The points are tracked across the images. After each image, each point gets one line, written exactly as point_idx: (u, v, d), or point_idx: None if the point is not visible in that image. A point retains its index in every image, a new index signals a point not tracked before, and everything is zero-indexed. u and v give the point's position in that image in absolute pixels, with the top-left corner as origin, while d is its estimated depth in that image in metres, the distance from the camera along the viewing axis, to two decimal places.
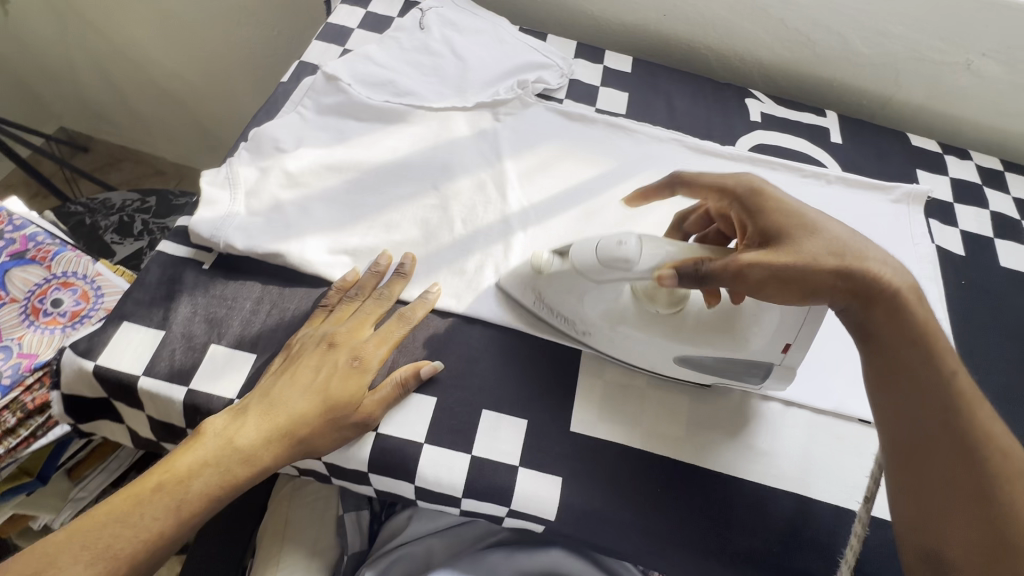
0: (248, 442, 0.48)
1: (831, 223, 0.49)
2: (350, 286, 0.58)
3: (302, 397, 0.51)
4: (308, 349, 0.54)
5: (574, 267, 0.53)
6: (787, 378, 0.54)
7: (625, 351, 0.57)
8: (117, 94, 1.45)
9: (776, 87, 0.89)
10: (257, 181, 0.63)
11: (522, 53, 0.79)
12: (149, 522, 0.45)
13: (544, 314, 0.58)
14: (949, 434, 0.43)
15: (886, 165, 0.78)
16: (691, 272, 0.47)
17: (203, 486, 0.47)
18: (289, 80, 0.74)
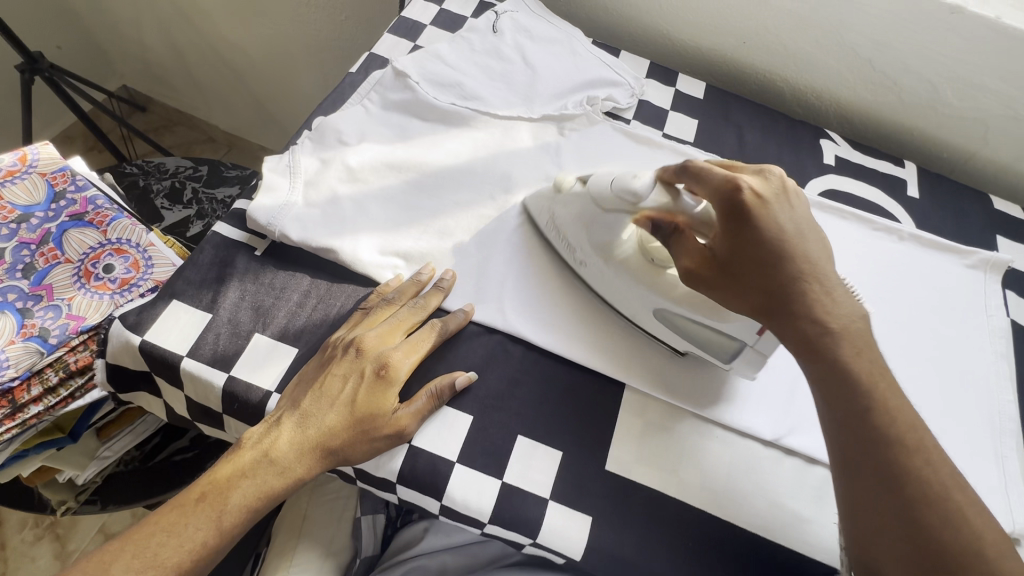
0: (284, 456, 0.49)
1: (794, 256, 0.47)
2: (390, 291, 0.57)
3: (329, 408, 0.50)
4: (338, 354, 0.52)
5: (591, 194, 0.57)
6: (757, 364, 0.53)
7: (609, 289, 0.59)
8: (181, 61, 1.48)
9: (853, 130, 0.85)
10: (317, 171, 0.62)
11: (593, 67, 0.77)
12: (193, 532, 0.46)
13: (553, 239, 0.62)
14: (884, 466, 0.42)
15: (964, 226, 0.74)
16: (663, 225, 0.53)
17: (240, 500, 0.48)
18: (357, 71, 0.73)
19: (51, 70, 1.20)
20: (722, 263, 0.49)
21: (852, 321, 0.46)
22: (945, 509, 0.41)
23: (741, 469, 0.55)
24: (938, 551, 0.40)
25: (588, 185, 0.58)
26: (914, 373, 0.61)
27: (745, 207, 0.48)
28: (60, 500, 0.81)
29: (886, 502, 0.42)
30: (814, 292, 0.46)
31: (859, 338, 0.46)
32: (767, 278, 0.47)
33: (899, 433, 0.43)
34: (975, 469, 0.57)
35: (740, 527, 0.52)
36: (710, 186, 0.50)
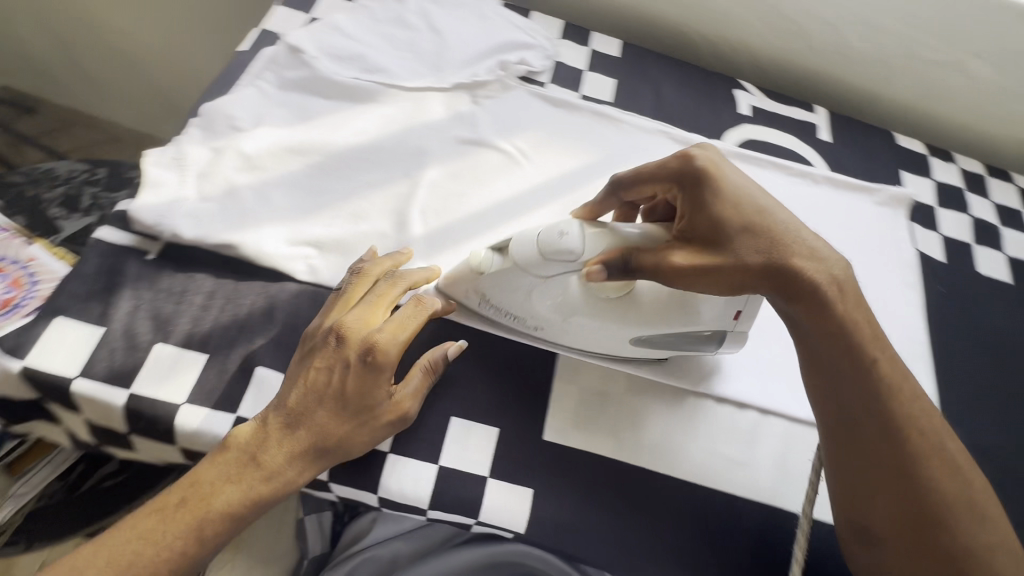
0: (271, 459, 0.46)
1: (769, 213, 0.49)
2: (366, 271, 0.53)
3: (319, 404, 0.47)
4: (320, 344, 0.48)
5: (517, 262, 0.49)
6: (740, 341, 0.55)
7: (584, 339, 0.54)
8: (67, 55, 1.34)
9: (768, 79, 0.86)
10: (210, 162, 0.57)
11: (504, 31, 0.74)
12: (172, 539, 0.44)
13: (490, 314, 0.55)
14: (879, 428, 0.45)
15: (872, 165, 0.77)
16: (618, 263, 0.47)
17: (225, 503, 0.45)
18: (247, 49, 0.67)
19: None
20: (706, 239, 0.48)
21: (841, 269, 0.48)
22: (938, 462, 0.44)
23: (677, 422, 0.56)
24: (932, 502, 0.43)
25: (510, 253, 0.49)
26: None
27: (707, 178, 0.50)
28: None
29: (882, 455, 0.45)
30: (797, 247, 0.48)
31: (850, 288, 0.48)
32: (756, 240, 0.47)
33: (893, 387, 0.46)
34: None
35: (678, 479, 0.53)
36: (658, 176, 0.53)
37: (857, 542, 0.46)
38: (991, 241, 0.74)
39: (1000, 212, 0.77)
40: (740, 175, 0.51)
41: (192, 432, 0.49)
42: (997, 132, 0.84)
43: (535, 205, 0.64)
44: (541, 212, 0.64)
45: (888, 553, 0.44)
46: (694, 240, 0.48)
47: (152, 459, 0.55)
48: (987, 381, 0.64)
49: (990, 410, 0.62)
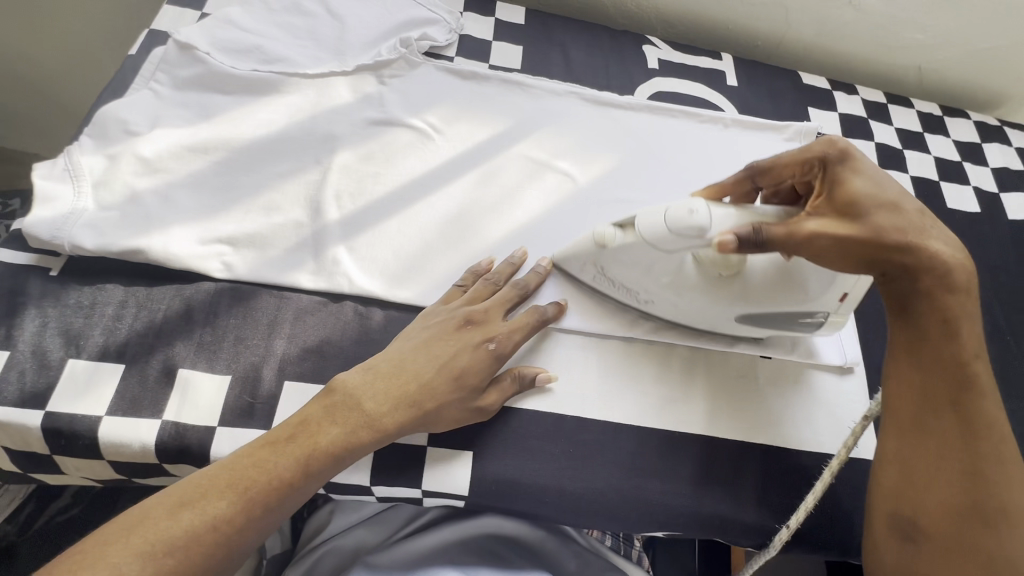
0: (377, 406, 0.47)
1: (910, 199, 0.45)
2: (486, 271, 0.57)
3: (431, 366, 0.49)
4: (449, 323, 0.51)
5: (644, 240, 0.49)
6: (837, 327, 0.53)
7: (684, 313, 0.55)
8: None
9: (674, 32, 0.87)
10: (106, 170, 0.55)
11: (405, 8, 0.73)
12: (284, 469, 0.43)
13: (602, 287, 0.57)
14: (963, 424, 0.44)
15: (779, 104, 0.79)
16: (752, 238, 0.44)
17: (331, 445, 0.45)
18: (136, 52, 0.65)
19: None
20: (848, 214, 0.44)
21: (960, 256, 0.45)
22: (1010, 474, 0.44)
23: (611, 368, 0.57)
24: (991, 506, 0.43)
25: (635, 231, 0.50)
26: None
27: (849, 157, 0.46)
28: None
29: (955, 452, 0.44)
30: (927, 229, 0.45)
31: (970, 280, 0.45)
32: (896, 216, 0.44)
33: (986, 391, 0.45)
34: None
35: (616, 423, 0.54)
36: (792, 159, 0.49)
37: (898, 538, 0.46)
38: (895, 163, 0.78)
39: (902, 135, 0.81)
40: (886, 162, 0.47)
41: (114, 442, 0.48)
42: (893, 61, 0.88)
43: (453, 176, 0.64)
44: (460, 182, 0.64)
45: (926, 550, 0.44)
46: (833, 214, 0.45)
47: (86, 479, 0.54)
48: None
49: None
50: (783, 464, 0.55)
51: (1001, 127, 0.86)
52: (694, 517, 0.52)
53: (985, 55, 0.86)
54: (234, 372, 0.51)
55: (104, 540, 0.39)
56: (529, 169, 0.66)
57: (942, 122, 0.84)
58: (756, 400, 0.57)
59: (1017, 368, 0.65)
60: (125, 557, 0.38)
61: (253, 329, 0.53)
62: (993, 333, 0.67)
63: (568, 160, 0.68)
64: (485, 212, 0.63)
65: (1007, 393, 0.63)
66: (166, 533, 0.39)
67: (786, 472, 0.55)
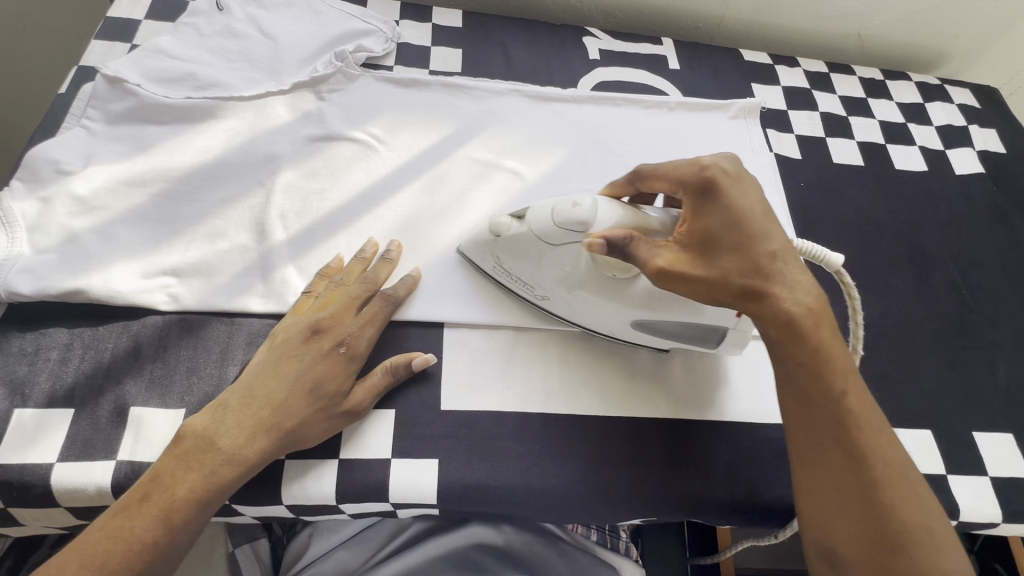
0: (232, 441, 0.46)
1: (772, 237, 0.46)
2: (335, 271, 0.56)
3: (282, 387, 0.48)
4: (292, 339, 0.50)
5: (533, 232, 0.51)
6: (740, 344, 0.53)
7: (585, 314, 0.55)
8: None
9: (615, 20, 0.88)
10: (40, 214, 0.54)
11: (339, 22, 0.73)
12: (140, 532, 0.42)
13: (502, 278, 0.57)
14: (845, 447, 0.43)
15: (722, 83, 0.80)
16: (619, 242, 0.46)
17: (190, 492, 0.44)
18: (65, 91, 0.64)
19: None
20: (700, 248, 0.46)
21: (815, 292, 0.46)
22: (904, 495, 0.42)
23: (571, 362, 0.57)
24: (899, 532, 0.41)
25: (527, 221, 0.51)
26: None
27: (714, 183, 0.47)
28: None
29: (847, 478, 0.43)
30: (778, 271, 0.45)
31: (823, 312, 0.45)
32: (741, 259, 0.45)
33: (856, 410, 0.44)
34: None
35: (580, 416, 0.54)
36: (672, 179, 0.49)
37: (825, 567, 0.43)
38: (841, 131, 0.79)
39: (846, 102, 0.82)
40: (755, 187, 0.48)
41: (68, 488, 0.46)
42: (832, 30, 0.89)
43: (397, 186, 0.64)
44: (404, 191, 0.63)
45: None
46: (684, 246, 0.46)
47: (47, 529, 0.53)
48: (855, 258, 0.68)
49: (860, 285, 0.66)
50: (751, 438, 0.55)
51: (942, 85, 0.87)
52: (668, 498, 0.52)
53: (921, 16, 0.88)
54: (189, 404, 0.50)
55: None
56: (477, 171, 0.66)
57: (884, 86, 0.85)
58: (718, 378, 0.58)
59: (973, 320, 0.66)
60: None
61: (207, 358, 0.53)
62: (949, 289, 0.68)
63: (515, 158, 0.68)
64: (435, 217, 0.62)
65: (966, 346, 0.64)
66: None
67: (755, 446, 0.55)
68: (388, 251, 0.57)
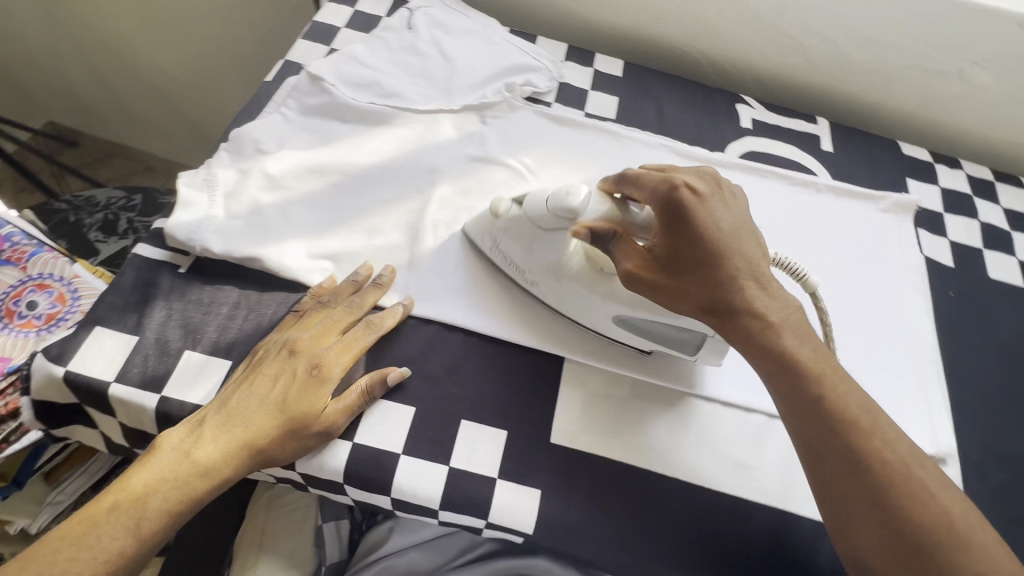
0: (207, 456, 0.47)
1: (733, 258, 0.48)
2: (326, 292, 0.57)
3: (259, 405, 0.49)
4: (271, 354, 0.52)
5: (528, 215, 0.56)
6: (721, 351, 0.54)
7: (567, 303, 0.58)
8: (103, 86, 1.42)
9: (768, 92, 0.88)
10: (237, 183, 0.62)
11: (512, 55, 0.78)
12: (105, 544, 0.43)
13: (499, 261, 0.61)
14: (840, 457, 0.43)
15: (877, 173, 0.78)
16: (602, 232, 0.51)
17: (160, 504, 0.45)
18: (272, 80, 0.73)
19: None
20: (669, 261, 0.49)
21: (789, 312, 0.48)
22: (909, 494, 0.41)
23: (684, 425, 0.57)
24: (911, 534, 0.40)
25: (525, 206, 0.57)
26: (840, 317, 0.64)
27: (682, 201, 0.48)
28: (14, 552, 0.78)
29: (851, 488, 0.43)
30: (750, 293, 0.47)
31: (790, 324, 0.47)
32: (706, 278, 0.47)
33: (851, 415, 0.44)
34: (900, 398, 0.59)
35: (683, 481, 0.54)
36: (647, 189, 0.50)
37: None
38: (1002, 245, 0.74)
39: (1010, 216, 0.77)
40: (726, 205, 0.50)
41: None
42: (1004, 137, 0.84)
43: None
44: None
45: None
46: (658, 260, 0.49)
47: None
48: (1001, 384, 0.63)
49: (1003, 414, 0.61)
50: None
51: None
52: None
53: None
54: None
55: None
56: None
57: None
58: None
59: None
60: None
61: None
62: None
63: None
64: None
65: None
66: None
67: None
68: (380, 277, 0.58)
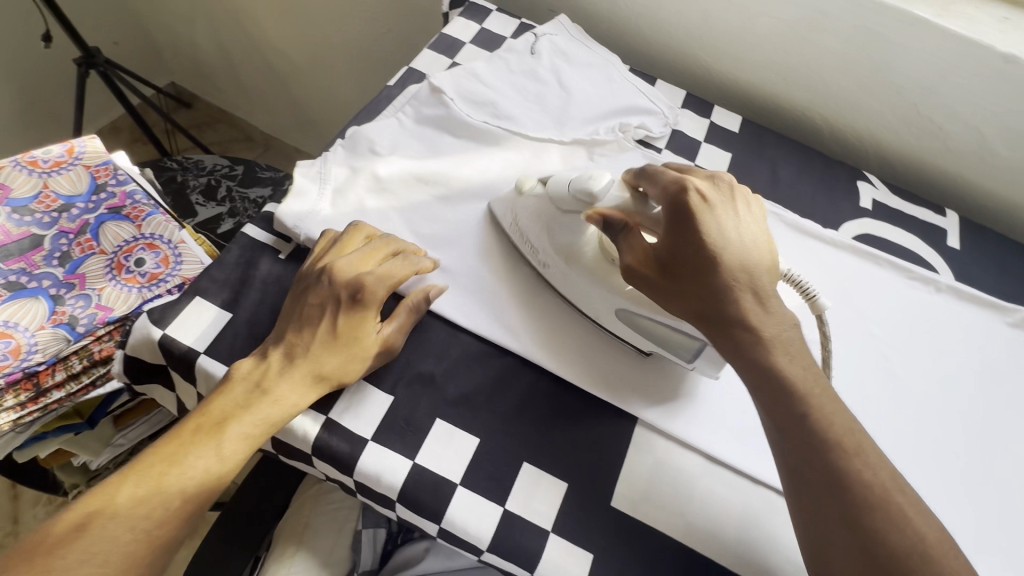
0: (277, 383, 0.49)
1: (730, 268, 0.46)
2: (353, 230, 0.57)
3: (314, 334, 0.51)
4: (312, 283, 0.53)
5: (549, 195, 0.59)
6: (717, 363, 0.53)
7: (577, 294, 0.58)
8: (227, 57, 1.52)
9: (892, 172, 0.83)
10: (347, 180, 0.63)
11: (629, 95, 0.77)
12: (193, 462, 0.45)
13: (515, 238, 0.62)
14: (822, 471, 0.41)
15: (1006, 282, 0.71)
16: (612, 221, 0.53)
17: (240, 428, 0.47)
18: (394, 84, 0.75)
19: (105, 64, 1.26)
20: (668, 264, 0.48)
21: (784, 330, 0.45)
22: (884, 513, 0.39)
23: (755, 518, 0.52)
24: (886, 554, 0.38)
25: (547, 185, 0.60)
26: (946, 434, 0.58)
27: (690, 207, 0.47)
28: (72, 482, 0.83)
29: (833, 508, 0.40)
30: (746, 306, 0.45)
31: (780, 341, 0.44)
32: (703, 285, 0.46)
33: (835, 435, 0.42)
34: (1006, 541, 0.53)
35: None
36: (659, 185, 0.51)
37: None
38: None
39: None
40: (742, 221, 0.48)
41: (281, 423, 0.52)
42: None
43: None
44: None
45: None
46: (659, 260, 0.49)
47: None
48: None
49: None
50: None
51: None
52: None
53: None
54: (397, 395, 0.54)
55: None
56: None
57: None
58: None
59: None
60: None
61: (424, 359, 0.56)
62: None
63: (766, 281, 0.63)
64: None
65: None
66: (87, 545, 0.41)
67: None
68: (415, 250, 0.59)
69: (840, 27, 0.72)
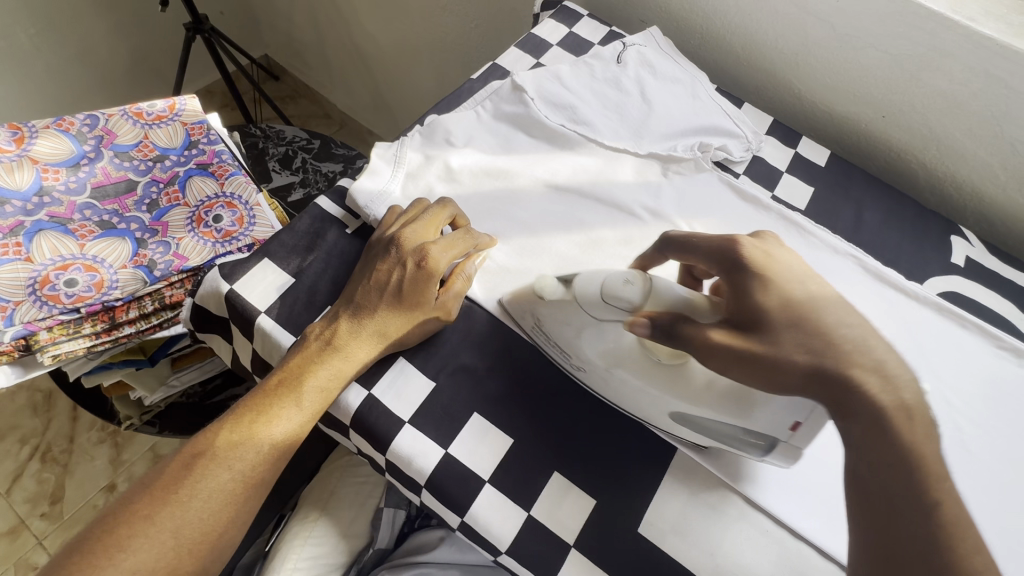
0: (347, 340, 0.52)
1: None
2: (415, 207, 0.59)
3: (379, 297, 0.53)
4: (380, 253, 0.55)
5: (577, 299, 0.48)
6: (794, 457, 0.45)
7: (628, 397, 0.51)
8: (319, 36, 1.59)
9: (992, 229, 0.76)
10: (420, 166, 0.65)
11: (713, 115, 0.74)
12: (280, 414, 0.49)
13: (540, 341, 0.55)
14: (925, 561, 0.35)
15: None
16: (664, 326, 0.44)
17: (315, 382, 0.50)
18: (478, 79, 0.76)
19: (210, 31, 1.34)
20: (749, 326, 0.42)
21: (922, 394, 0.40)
22: None
23: None
24: None
25: (573, 288, 0.49)
26: None
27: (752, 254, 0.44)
28: (126, 415, 0.86)
29: None
30: None
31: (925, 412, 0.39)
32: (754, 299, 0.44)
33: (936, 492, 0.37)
34: None
35: None
36: (701, 249, 0.48)
37: None
38: None
39: None
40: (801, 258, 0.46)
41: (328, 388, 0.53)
42: None
43: None
44: None
45: None
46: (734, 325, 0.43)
47: None
48: None
49: None
50: None
51: None
52: None
53: None
54: (438, 382, 0.54)
55: (142, 512, 0.45)
56: None
57: None
58: None
59: None
60: (181, 511, 0.45)
61: (470, 351, 0.56)
62: None
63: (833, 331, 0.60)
64: None
65: None
66: (200, 487, 0.46)
67: None
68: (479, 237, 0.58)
69: (954, 68, 0.66)
